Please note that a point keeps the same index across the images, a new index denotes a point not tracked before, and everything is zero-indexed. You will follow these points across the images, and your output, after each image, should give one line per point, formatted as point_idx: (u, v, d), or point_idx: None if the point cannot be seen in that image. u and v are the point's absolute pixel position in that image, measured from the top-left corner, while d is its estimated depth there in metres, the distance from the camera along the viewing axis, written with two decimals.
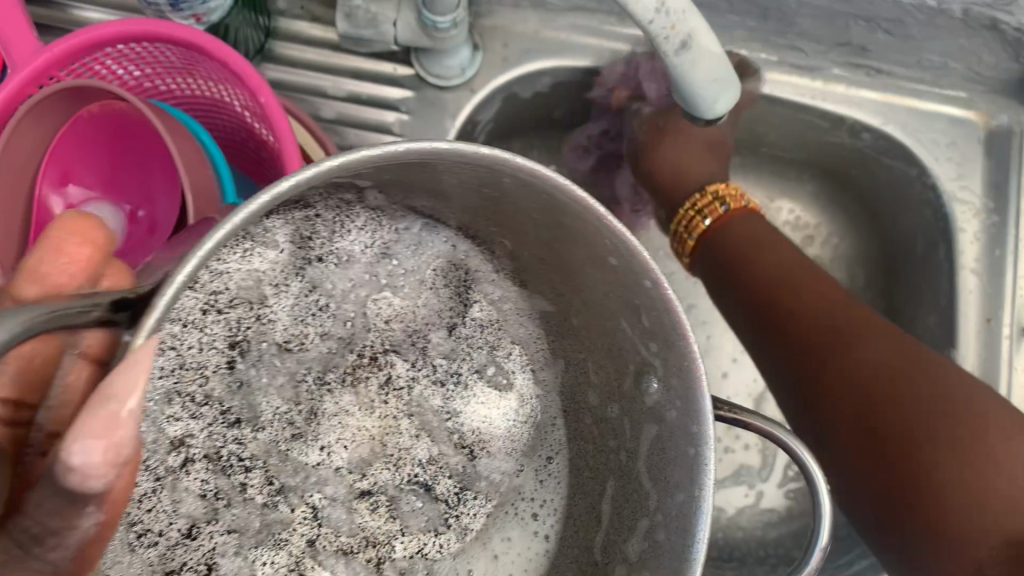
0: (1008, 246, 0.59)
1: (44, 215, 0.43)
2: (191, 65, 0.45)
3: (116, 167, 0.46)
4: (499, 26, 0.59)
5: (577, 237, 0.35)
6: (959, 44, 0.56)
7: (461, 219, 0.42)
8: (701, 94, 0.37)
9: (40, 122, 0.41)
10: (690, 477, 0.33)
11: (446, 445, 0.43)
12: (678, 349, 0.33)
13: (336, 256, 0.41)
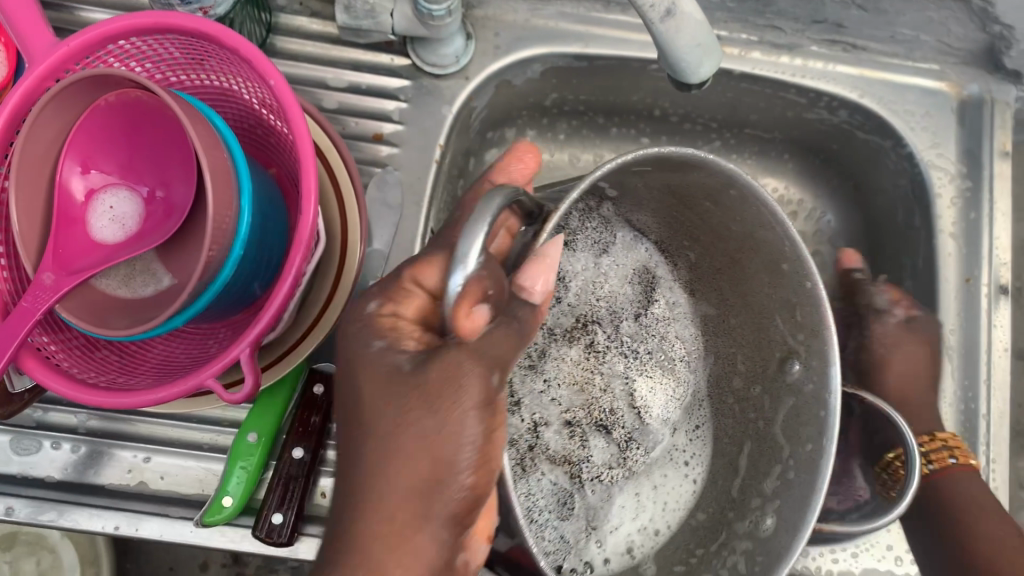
0: (982, 210, 0.62)
1: (67, 200, 0.45)
2: (201, 57, 0.48)
3: (131, 154, 0.47)
4: (490, 16, 0.62)
5: (762, 245, 0.50)
6: (928, 17, 0.59)
7: (660, 231, 0.60)
8: (686, 62, 0.40)
9: (59, 110, 0.43)
10: (821, 432, 0.47)
11: (624, 402, 0.57)
12: (823, 335, 0.47)
13: (576, 244, 0.60)
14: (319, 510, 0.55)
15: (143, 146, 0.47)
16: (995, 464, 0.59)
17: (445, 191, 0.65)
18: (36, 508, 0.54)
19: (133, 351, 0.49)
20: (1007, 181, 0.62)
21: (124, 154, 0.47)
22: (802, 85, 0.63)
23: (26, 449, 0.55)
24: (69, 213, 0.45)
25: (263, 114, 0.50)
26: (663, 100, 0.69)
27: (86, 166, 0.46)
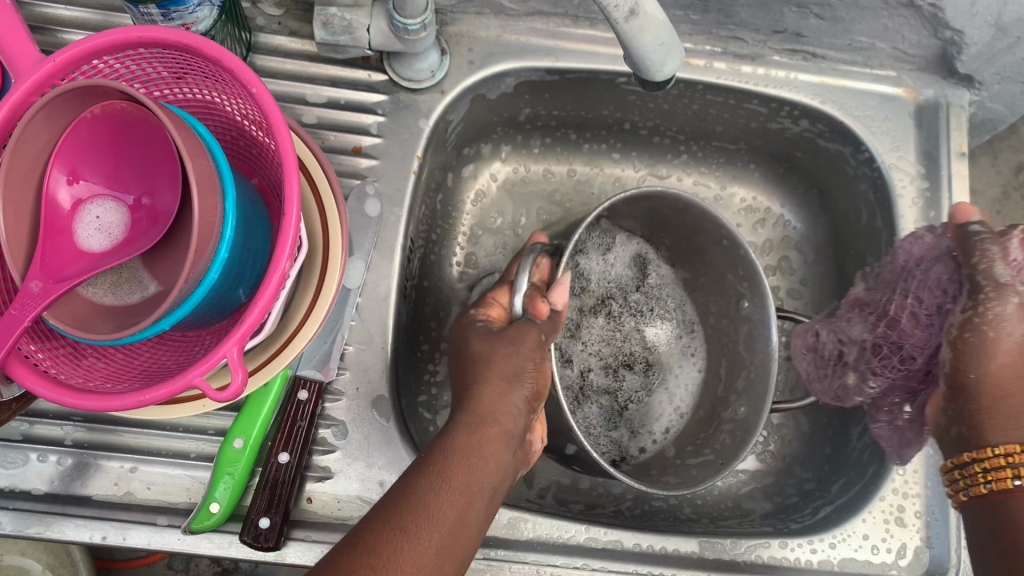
0: (942, 207, 0.64)
1: (53, 209, 0.46)
2: (183, 71, 0.50)
3: (118, 163, 0.48)
4: (463, 32, 0.64)
5: (704, 227, 0.64)
6: (883, 24, 0.60)
7: (641, 223, 0.71)
8: (650, 60, 0.42)
9: (44, 121, 0.44)
10: (779, 350, 0.62)
11: (638, 346, 0.70)
12: (757, 277, 0.61)
13: (581, 254, 0.70)
14: (306, 513, 0.56)
15: (130, 156, 0.48)
16: None
17: (424, 203, 0.67)
18: (25, 519, 0.54)
19: (120, 359, 0.50)
20: (965, 180, 0.65)
21: (111, 164, 0.48)
22: (765, 93, 0.66)
23: (12, 462, 0.56)
24: (57, 222, 0.46)
25: (247, 125, 0.52)
26: (632, 113, 0.71)
27: (73, 176, 0.47)
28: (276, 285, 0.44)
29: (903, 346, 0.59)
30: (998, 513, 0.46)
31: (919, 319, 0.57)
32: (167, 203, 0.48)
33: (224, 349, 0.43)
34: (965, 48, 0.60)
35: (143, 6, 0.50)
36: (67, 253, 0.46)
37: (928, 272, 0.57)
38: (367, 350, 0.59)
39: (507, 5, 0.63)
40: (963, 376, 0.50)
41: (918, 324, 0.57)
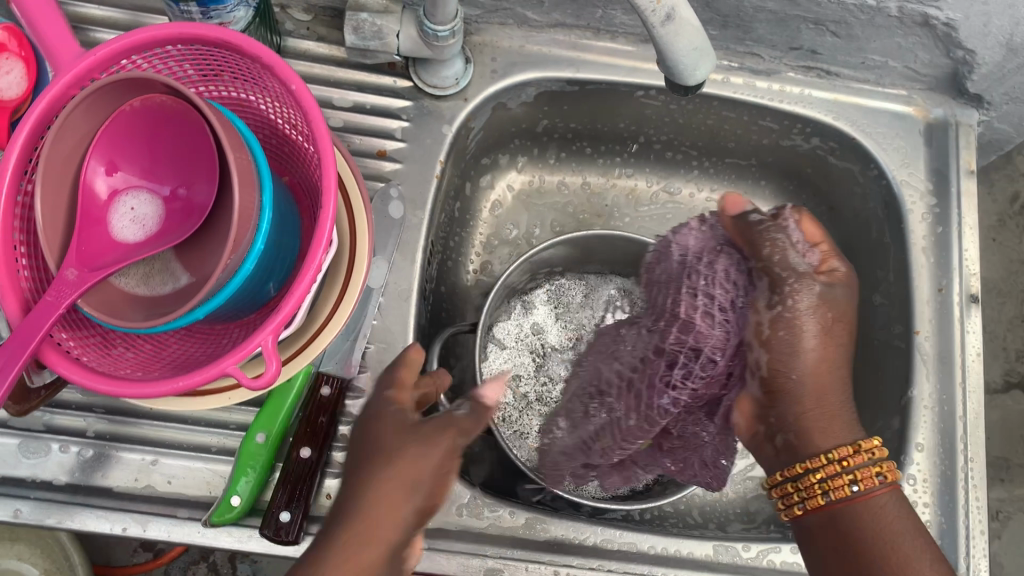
0: (951, 223, 0.65)
1: (91, 198, 0.46)
2: (221, 68, 0.50)
3: (152, 156, 0.49)
4: (487, 42, 0.66)
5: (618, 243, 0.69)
6: (897, 43, 0.62)
7: (614, 263, 0.73)
8: (683, 64, 0.43)
9: (87, 113, 0.45)
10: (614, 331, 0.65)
11: None
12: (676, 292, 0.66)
13: (547, 295, 0.73)
14: (325, 509, 0.56)
15: (165, 150, 0.48)
16: (972, 463, 0.61)
17: (443, 209, 0.68)
18: (47, 508, 0.54)
19: (148, 349, 0.50)
20: (974, 198, 0.66)
21: (145, 157, 0.48)
22: (779, 108, 0.67)
23: (35, 451, 0.56)
24: (92, 212, 0.46)
25: (283, 124, 0.52)
26: (646, 127, 0.73)
27: (109, 168, 0.47)
28: (311, 280, 0.45)
29: (691, 360, 0.54)
30: (839, 524, 0.49)
31: (714, 317, 0.53)
32: (201, 197, 0.48)
33: (258, 341, 0.44)
34: (976, 68, 0.62)
35: (183, 3, 0.51)
36: (101, 244, 0.46)
37: (712, 265, 0.55)
38: (388, 349, 0.60)
39: (530, 17, 0.65)
40: (778, 382, 0.51)
41: (713, 321, 0.53)
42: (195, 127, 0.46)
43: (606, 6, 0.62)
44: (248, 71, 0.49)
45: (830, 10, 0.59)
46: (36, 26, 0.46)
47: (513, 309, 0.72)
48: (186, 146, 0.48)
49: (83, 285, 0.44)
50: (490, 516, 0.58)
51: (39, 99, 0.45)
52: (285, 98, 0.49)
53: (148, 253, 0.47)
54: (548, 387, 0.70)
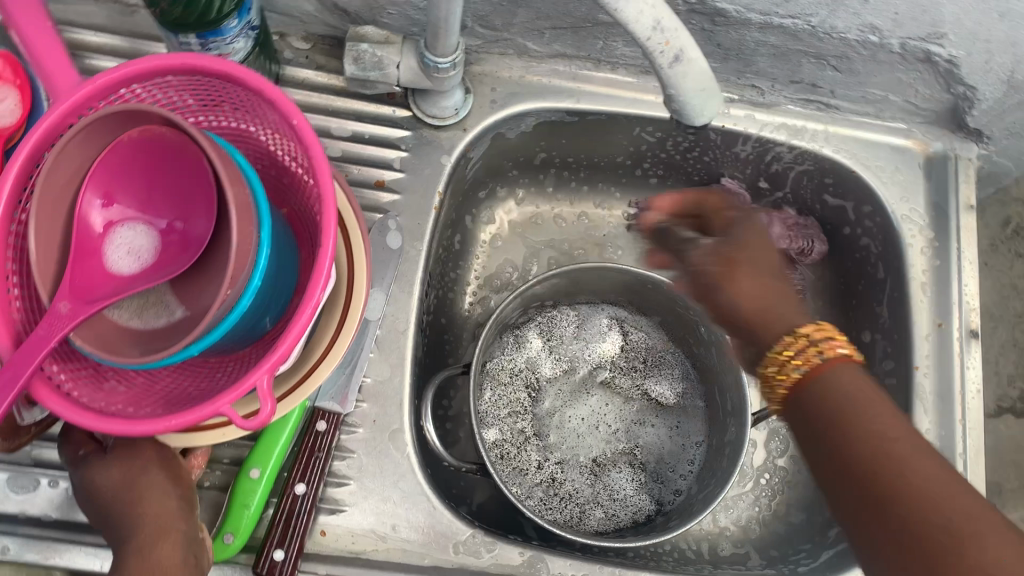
0: (951, 258, 0.65)
1: (85, 229, 0.44)
2: (216, 99, 0.50)
3: (148, 189, 0.47)
4: (487, 72, 0.65)
5: (640, 285, 0.69)
6: (898, 78, 0.62)
7: (612, 294, 0.73)
8: (690, 104, 0.43)
9: (82, 144, 0.43)
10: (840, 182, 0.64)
11: (609, 414, 0.71)
12: (731, 359, 0.65)
13: (539, 329, 0.72)
14: (320, 548, 0.55)
15: (161, 183, 0.46)
16: None
17: (442, 239, 0.67)
18: (34, 545, 0.53)
19: (141, 383, 0.49)
20: (973, 233, 0.66)
21: (140, 189, 0.46)
22: (779, 140, 0.67)
23: (23, 486, 0.55)
24: (86, 244, 0.44)
25: (281, 157, 0.52)
26: (644, 158, 0.72)
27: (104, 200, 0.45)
28: (308, 319, 0.44)
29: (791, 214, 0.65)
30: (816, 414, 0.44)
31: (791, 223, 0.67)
32: (199, 229, 0.46)
33: (256, 378, 0.43)
34: (977, 104, 0.62)
35: (181, 35, 0.50)
36: (93, 278, 0.44)
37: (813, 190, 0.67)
38: (385, 382, 0.59)
39: (531, 47, 0.64)
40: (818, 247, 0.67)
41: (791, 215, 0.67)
42: (192, 160, 0.44)
43: (607, 38, 0.62)
44: (246, 102, 0.49)
45: (833, 45, 0.59)
46: (33, 55, 0.45)
47: (507, 350, 0.71)
48: (181, 180, 0.46)
49: (76, 318, 0.42)
50: (490, 554, 0.57)
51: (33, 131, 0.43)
52: (285, 131, 0.49)
53: (143, 286, 0.45)
54: (548, 431, 0.69)
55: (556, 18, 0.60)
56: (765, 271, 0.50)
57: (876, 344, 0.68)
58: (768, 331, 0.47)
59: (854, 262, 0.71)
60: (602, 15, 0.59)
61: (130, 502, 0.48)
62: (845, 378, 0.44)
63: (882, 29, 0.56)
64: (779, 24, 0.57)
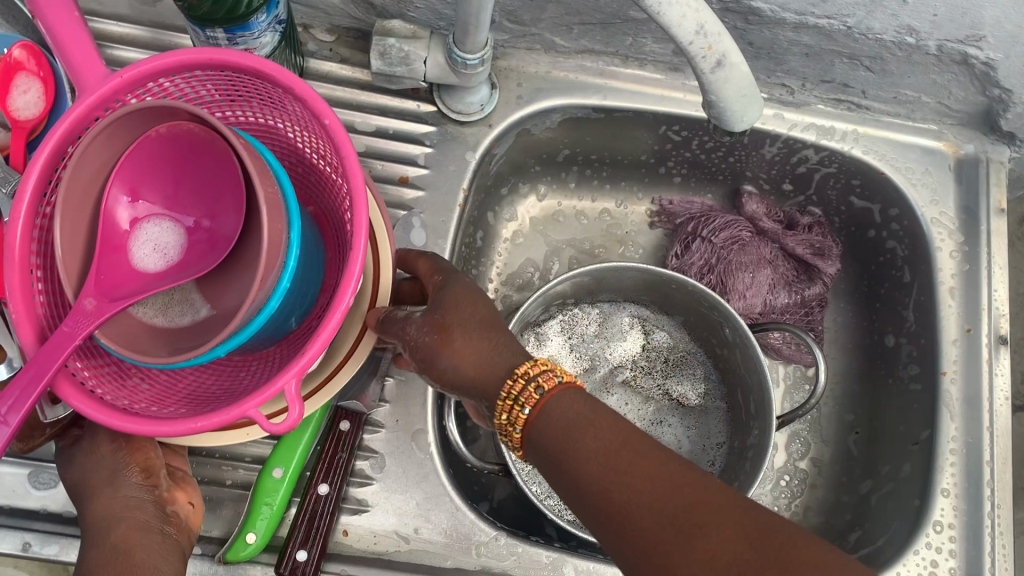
0: (980, 263, 0.64)
1: (112, 226, 0.42)
2: (239, 93, 0.48)
3: (176, 185, 0.44)
4: (513, 67, 0.64)
5: (662, 286, 0.68)
6: (932, 79, 0.61)
7: (634, 294, 0.72)
8: (730, 110, 0.42)
9: (111, 141, 0.40)
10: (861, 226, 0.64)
11: (628, 414, 0.70)
12: (753, 362, 0.63)
13: (559, 328, 0.72)
14: (342, 547, 0.55)
15: (190, 180, 0.44)
16: (999, 509, 0.60)
17: (465, 236, 0.66)
18: (56, 541, 0.53)
19: (164, 381, 0.48)
20: (1003, 237, 0.65)
21: (167, 185, 0.44)
22: (808, 140, 0.66)
23: (45, 482, 0.54)
24: (112, 239, 0.42)
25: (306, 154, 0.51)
26: (668, 156, 0.71)
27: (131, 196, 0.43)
28: (334, 325, 0.42)
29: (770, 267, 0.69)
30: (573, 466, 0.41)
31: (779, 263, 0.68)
32: (227, 227, 0.44)
33: (279, 383, 0.41)
34: (1011, 107, 0.61)
35: (209, 30, 0.49)
36: (119, 276, 0.42)
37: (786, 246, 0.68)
38: (408, 382, 0.58)
39: (558, 42, 0.63)
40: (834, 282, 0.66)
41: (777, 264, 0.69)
42: (223, 159, 0.42)
43: (636, 34, 0.61)
44: (272, 97, 0.47)
45: (867, 46, 0.58)
46: (60, 44, 0.43)
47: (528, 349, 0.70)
48: (210, 177, 0.43)
49: (102, 315, 0.40)
50: (512, 556, 0.56)
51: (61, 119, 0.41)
52: (316, 130, 0.48)
53: (171, 286, 0.42)
54: None
55: (585, 13, 0.58)
56: (481, 320, 0.47)
57: (901, 348, 0.68)
58: (490, 384, 0.45)
59: (878, 264, 0.70)
60: (632, 12, 0.58)
61: (102, 525, 0.45)
62: (560, 412, 0.43)
63: (919, 31, 0.55)
64: (813, 25, 0.56)
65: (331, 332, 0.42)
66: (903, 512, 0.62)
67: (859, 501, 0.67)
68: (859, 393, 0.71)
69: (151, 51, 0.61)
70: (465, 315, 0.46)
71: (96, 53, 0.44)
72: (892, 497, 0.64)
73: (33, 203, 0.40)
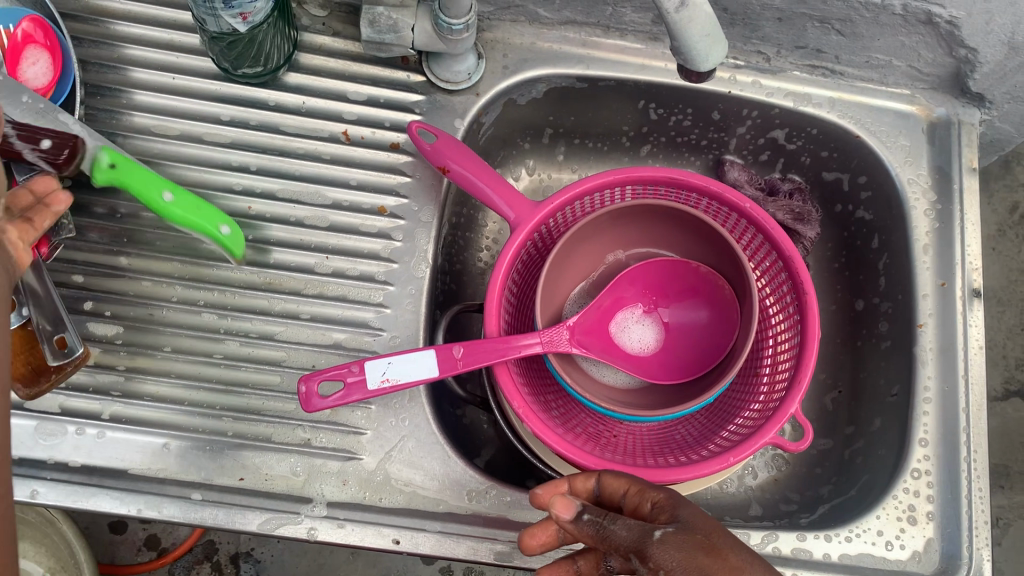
0: (955, 220, 0.66)
1: (608, 292, 0.58)
2: (752, 255, 0.59)
3: (659, 291, 0.60)
4: (499, 39, 0.67)
5: None
6: (900, 42, 0.63)
7: None
8: (696, 51, 0.44)
9: (634, 228, 0.59)
10: (890, 202, 0.68)
11: None
12: None
13: None
14: (338, 495, 0.57)
15: (677, 285, 0.59)
16: (976, 454, 0.62)
17: (457, 201, 0.68)
18: (62, 489, 0.54)
19: (594, 427, 0.57)
20: (976, 195, 0.67)
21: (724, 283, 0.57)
22: (786, 107, 0.69)
23: (52, 433, 0.56)
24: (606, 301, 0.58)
25: (765, 302, 0.59)
26: (646, 134, 0.74)
27: (630, 280, 0.59)
28: (805, 420, 0.54)
29: None
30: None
31: None
32: (683, 323, 0.59)
33: (769, 438, 0.51)
34: (978, 67, 0.63)
35: None
36: (597, 328, 0.57)
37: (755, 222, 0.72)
38: (400, 341, 0.60)
39: (542, 14, 0.66)
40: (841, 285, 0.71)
41: None
42: (709, 291, 0.58)
43: (616, 4, 0.63)
44: (772, 277, 0.58)
45: (836, 8, 0.60)
46: (487, 186, 0.56)
47: None
48: (704, 279, 0.58)
49: (560, 339, 0.53)
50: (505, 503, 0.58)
51: (559, 193, 0.55)
52: (782, 319, 0.57)
53: (625, 356, 0.57)
54: None
55: None
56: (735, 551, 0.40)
57: (881, 309, 0.69)
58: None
59: (850, 232, 0.73)
60: None
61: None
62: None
63: None
64: None
65: (778, 423, 0.52)
66: (885, 462, 0.64)
67: (833, 456, 0.69)
68: (843, 354, 0.72)
69: (151, 26, 0.64)
70: (678, 542, 0.40)
71: (520, 195, 0.56)
72: (868, 451, 0.66)
73: (540, 238, 0.58)
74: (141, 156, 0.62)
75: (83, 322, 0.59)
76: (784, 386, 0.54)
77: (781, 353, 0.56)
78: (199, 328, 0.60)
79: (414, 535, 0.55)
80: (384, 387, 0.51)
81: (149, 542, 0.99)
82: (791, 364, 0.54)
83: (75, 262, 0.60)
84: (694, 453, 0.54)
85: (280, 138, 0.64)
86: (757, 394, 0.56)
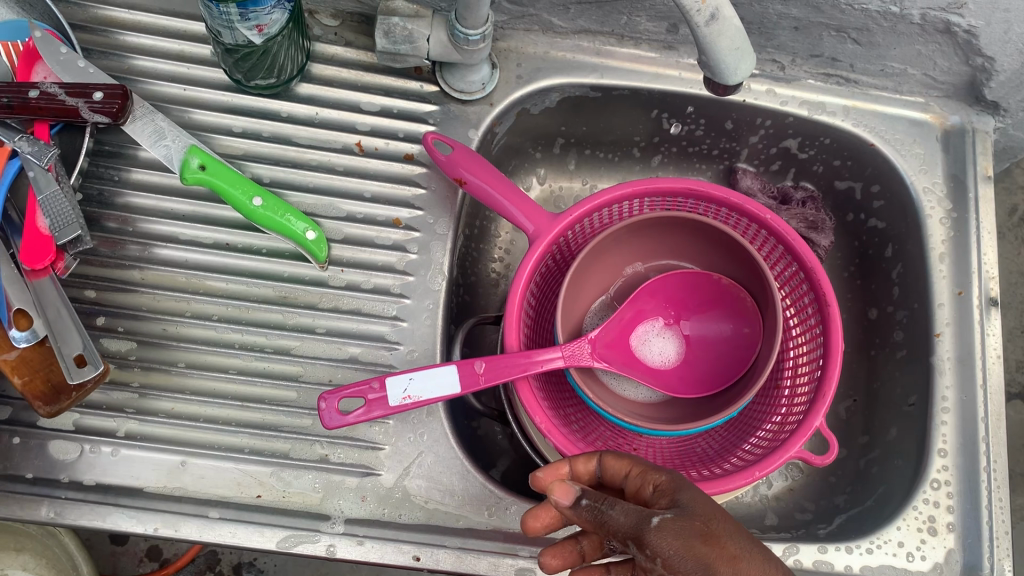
0: (971, 229, 0.66)
1: (628, 305, 0.57)
2: (772, 266, 0.59)
3: (678, 304, 0.59)
4: (512, 48, 0.67)
5: None
6: (917, 50, 0.63)
7: None
8: (725, 65, 0.44)
9: (653, 240, 0.58)
10: (905, 211, 0.68)
11: None
12: None
13: None
14: (357, 511, 0.56)
15: (696, 297, 0.59)
16: (995, 464, 0.62)
17: (471, 211, 0.68)
18: (78, 508, 0.54)
19: (614, 440, 0.57)
20: (991, 203, 0.67)
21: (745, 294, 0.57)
22: (800, 115, 0.68)
23: (66, 451, 0.56)
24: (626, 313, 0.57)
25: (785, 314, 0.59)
26: (658, 143, 0.74)
27: (649, 292, 0.58)
28: (829, 434, 0.54)
29: None
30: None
31: None
32: (702, 335, 0.59)
33: (794, 452, 0.51)
34: (995, 75, 0.63)
35: (223, 5, 0.50)
36: (617, 341, 0.56)
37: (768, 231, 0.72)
38: (417, 354, 0.60)
39: (556, 23, 0.65)
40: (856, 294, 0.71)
41: None
42: (729, 303, 0.57)
43: (631, 13, 0.63)
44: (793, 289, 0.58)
45: (854, 17, 0.60)
46: (505, 199, 0.56)
47: None
48: (724, 291, 0.57)
49: (582, 353, 0.53)
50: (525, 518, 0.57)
51: (578, 205, 0.55)
52: (803, 331, 0.57)
53: (645, 369, 0.57)
54: None
55: None
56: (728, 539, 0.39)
57: (896, 318, 0.69)
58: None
59: (862, 241, 0.73)
60: None
61: None
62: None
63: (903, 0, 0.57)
64: None
65: (803, 437, 0.51)
66: (904, 472, 0.64)
67: (849, 466, 0.69)
68: (857, 363, 0.72)
69: (161, 37, 0.63)
70: (676, 528, 0.39)
71: (539, 207, 0.56)
72: (885, 461, 0.66)
73: (559, 250, 0.57)
74: (153, 168, 0.61)
75: (96, 338, 0.58)
76: (806, 400, 0.53)
77: (802, 367, 0.56)
78: (213, 343, 0.59)
79: (434, 552, 0.55)
80: (406, 404, 0.50)
81: (151, 553, 0.97)
82: (813, 377, 0.54)
83: (87, 277, 0.59)
84: (717, 467, 0.54)
85: (293, 150, 0.63)
86: (779, 408, 0.56)
